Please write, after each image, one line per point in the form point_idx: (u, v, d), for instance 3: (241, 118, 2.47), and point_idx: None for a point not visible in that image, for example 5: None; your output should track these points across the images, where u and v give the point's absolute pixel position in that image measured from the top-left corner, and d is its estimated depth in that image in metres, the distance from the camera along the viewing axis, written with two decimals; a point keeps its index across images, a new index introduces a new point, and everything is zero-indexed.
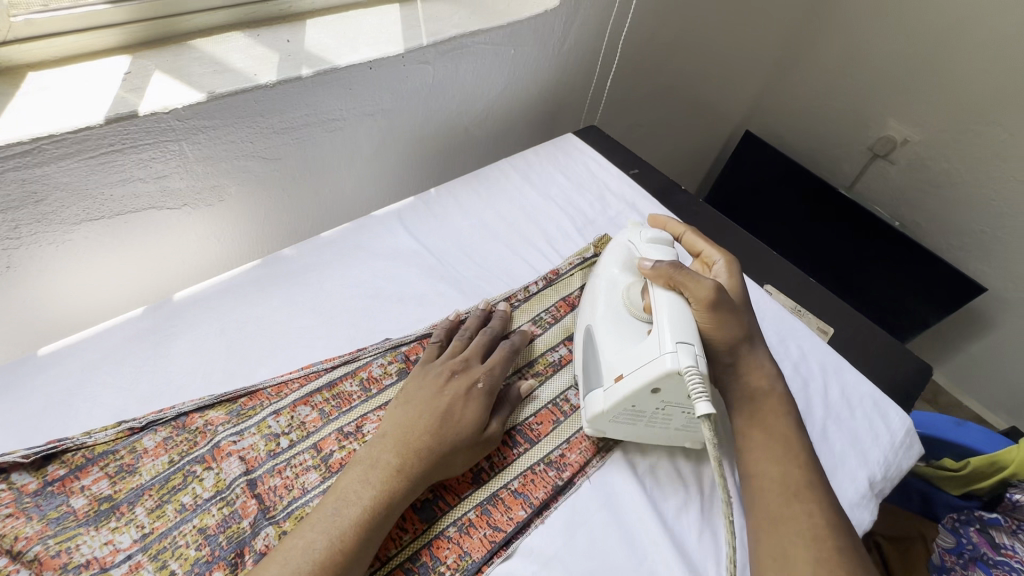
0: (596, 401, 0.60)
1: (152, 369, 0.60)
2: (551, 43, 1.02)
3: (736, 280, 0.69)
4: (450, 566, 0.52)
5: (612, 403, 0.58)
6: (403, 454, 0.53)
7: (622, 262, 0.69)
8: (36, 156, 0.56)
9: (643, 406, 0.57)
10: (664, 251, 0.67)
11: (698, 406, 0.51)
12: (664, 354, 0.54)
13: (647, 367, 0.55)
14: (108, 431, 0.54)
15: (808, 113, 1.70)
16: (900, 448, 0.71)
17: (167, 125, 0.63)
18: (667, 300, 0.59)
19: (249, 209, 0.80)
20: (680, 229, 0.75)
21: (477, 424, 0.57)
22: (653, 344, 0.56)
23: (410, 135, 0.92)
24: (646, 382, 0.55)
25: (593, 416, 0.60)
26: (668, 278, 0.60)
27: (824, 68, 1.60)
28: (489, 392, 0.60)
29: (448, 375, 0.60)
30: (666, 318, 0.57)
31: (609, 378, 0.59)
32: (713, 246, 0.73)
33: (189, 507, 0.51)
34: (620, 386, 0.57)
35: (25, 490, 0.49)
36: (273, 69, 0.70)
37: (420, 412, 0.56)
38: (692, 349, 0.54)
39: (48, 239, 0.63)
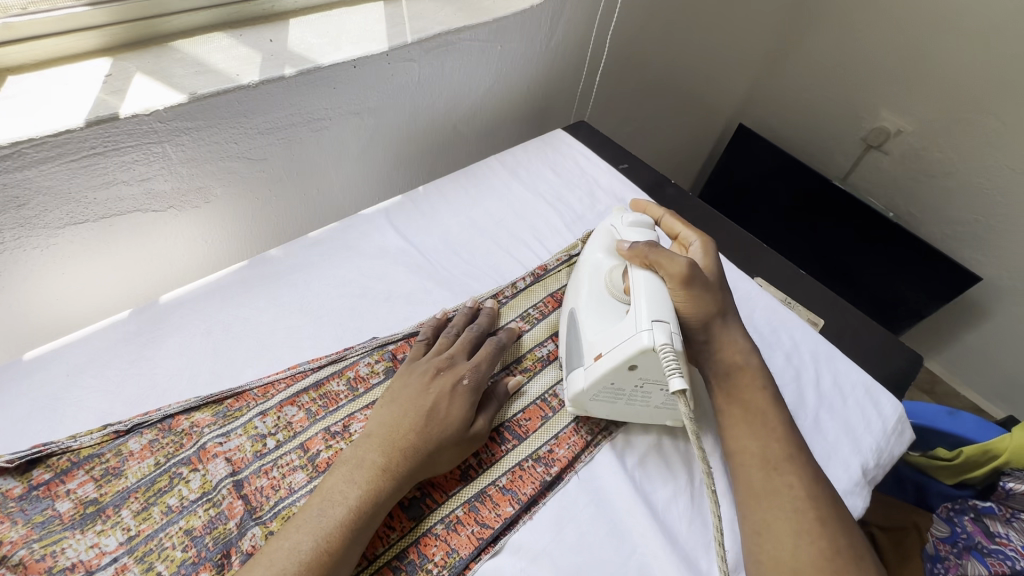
0: (578, 380, 0.60)
1: (139, 371, 0.60)
2: (538, 38, 1.02)
3: (712, 259, 0.70)
4: (437, 563, 0.52)
5: (591, 382, 0.58)
6: (391, 454, 0.53)
7: (606, 248, 0.69)
8: (17, 160, 0.56)
9: (622, 384, 0.58)
10: (645, 235, 0.68)
11: (670, 381, 0.50)
12: (640, 331, 0.54)
13: (624, 345, 0.55)
14: (93, 435, 0.54)
15: (800, 105, 1.70)
16: (892, 434, 0.71)
17: (150, 127, 0.63)
18: (644, 279, 0.60)
19: (236, 210, 0.80)
20: (658, 212, 0.77)
21: (462, 421, 0.57)
22: (631, 323, 0.56)
23: (398, 133, 0.92)
24: (623, 359, 0.55)
25: (574, 395, 0.60)
26: (645, 258, 0.62)
27: (816, 60, 1.60)
28: (474, 389, 0.60)
29: (433, 371, 0.60)
30: (643, 297, 0.57)
31: (589, 357, 0.59)
32: (690, 228, 0.74)
33: (175, 509, 0.51)
34: (599, 365, 0.57)
35: (10, 494, 0.49)
36: (256, 69, 0.69)
37: (407, 410, 0.56)
38: (668, 326, 0.54)
39: (32, 244, 0.63)
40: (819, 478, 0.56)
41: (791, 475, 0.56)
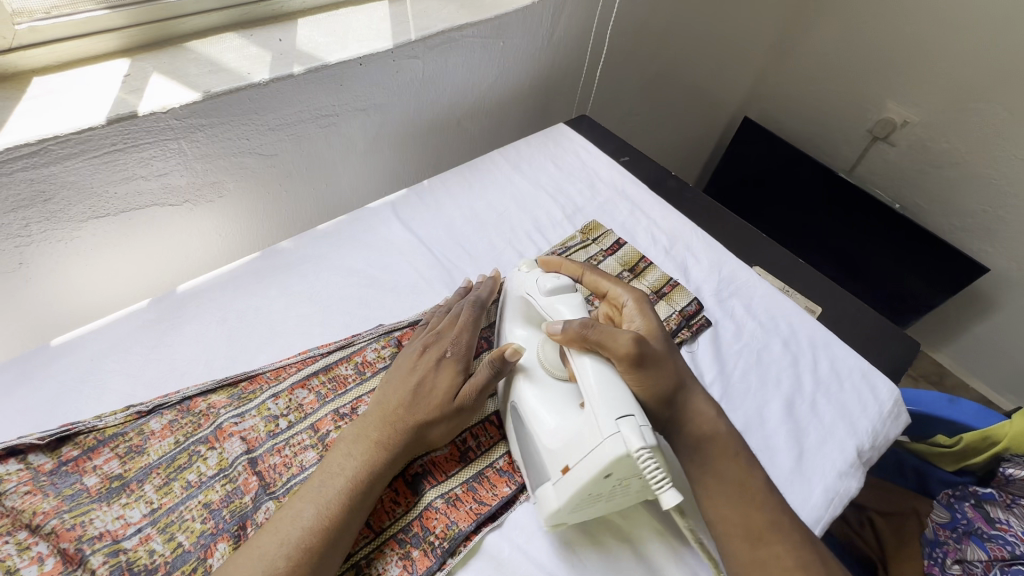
0: (549, 498, 0.53)
1: (158, 356, 0.64)
2: (540, 35, 1.04)
3: (650, 317, 0.64)
4: (438, 536, 0.54)
5: (565, 499, 0.51)
6: (384, 429, 0.56)
7: (523, 316, 0.68)
8: (43, 156, 0.59)
9: (599, 491, 0.52)
10: (567, 296, 0.64)
11: (664, 497, 0.46)
12: (607, 438, 0.49)
13: (593, 455, 0.49)
14: (117, 415, 0.57)
15: (805, 98, 1.70)
16: (888, 417, 0.72)
17: (166, 124, 0.66)
18: (591, 366, 0.55)
19: (247, 205, 0.83)
20: (579, 271, 0.71)
21: (448, 389, 0.58)
22: (593, 426, 0.51)
23: (403, 129, 0.95)
24: (597, 472, 0.49)
25: (550, 516, 0.53)
26: (582, 340, 0.56)
27: (819, 52, 1.60)
28: (459, 356, 0.62)
29: (420, 350, 0.62)
30: (597, 394, 0.52)
31: (555, 470, 0.53)
32: (616, 283, 0.69)
33: (195, 484, 0.54)
34: (570, 480, 0.51)
35: (41, 469, 0.52)
36: (266, 67, 0.72)
37: (396, 388, 0.59)
38: (635, 422, 0.49)
39: (58, 236, 0.66)
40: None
41: None
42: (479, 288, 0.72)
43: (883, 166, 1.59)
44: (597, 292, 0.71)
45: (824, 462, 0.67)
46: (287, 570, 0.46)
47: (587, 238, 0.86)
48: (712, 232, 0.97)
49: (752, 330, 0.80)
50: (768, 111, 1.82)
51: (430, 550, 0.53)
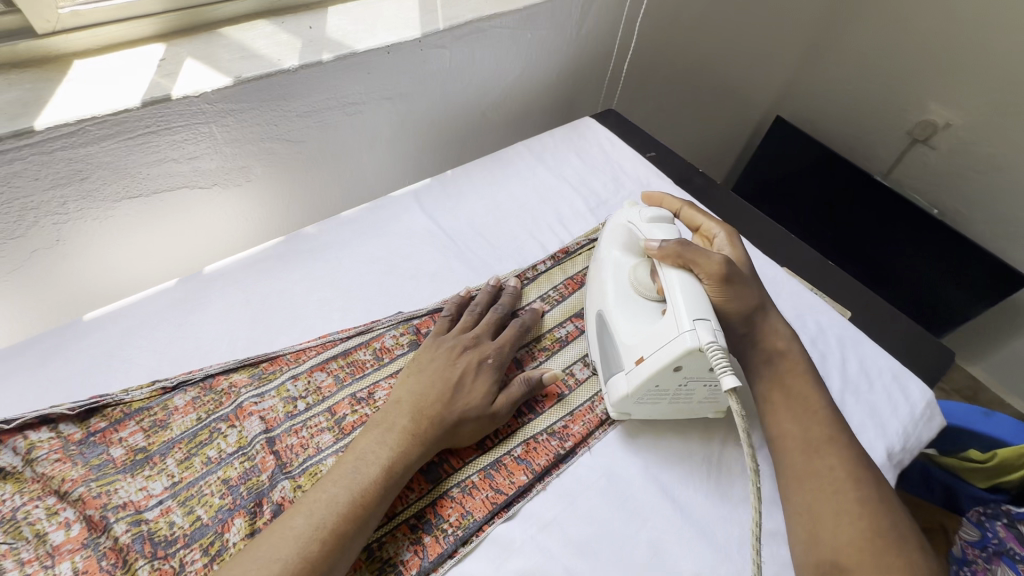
0: (620, 385, 0.60)
1: (184, 335, 0.65)
2: (567, 28, 1.03)
3: (739, 249, 0.71)
4: (452, 523, 0.55)
5: (634, 385, 0.59)
6: (420, 422, 0.56)
7: (623, 244, 0.70)
8: (81, 136, 0.61)
9: (667, 386, 0.59)
10: (666, 227, 0.66)
11: (725, 380, 0.52)
12: (682, 332, 0.55)
13: (667, 347, 0.56)
14: (143, 390, 0.59)
15: (840, 98, 1.65)
16: (921, 420, 0.70)
17: (198, 108, 0.67)
18: (678, 278, 0.60)
19: (274, 191, 0.84)
20: (677, 205, 0.77)
21: (485, 395, 0.60)
22: (670, 323, 0.57)
23: (428, 120, 0.95)
24: (669, 363, 0.56)
25: (617, 400, 0.61)
26: (678, 256, 0.61)
27: (857, 50, 1.55)
28: (498, 365, 0.63)
29: (459, 349, 0.63)
30: (679, 298, 0.58)
31: (630, 361, 0.60)
32: (711, 219, 0.75)
33: (215, 460, 0.56)
34: (642, 369, 0.58)
35: (71, 438, 0.54)
36: (296, 54, 0.73)
37: (433, 382, 0.59)
38: (710, 325, 0.55)
39: (92, 215, 0.68)
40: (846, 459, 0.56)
41: (826, 458, 0.56)
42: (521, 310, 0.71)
43: (921, 169, 1.53)
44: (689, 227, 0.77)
45: None
46: (320, 553, 0.46)
47: None
48: (739, 230, 0.94)
49: None
50: (800, 111, 1.77)
51: (442, 537, 0.54)
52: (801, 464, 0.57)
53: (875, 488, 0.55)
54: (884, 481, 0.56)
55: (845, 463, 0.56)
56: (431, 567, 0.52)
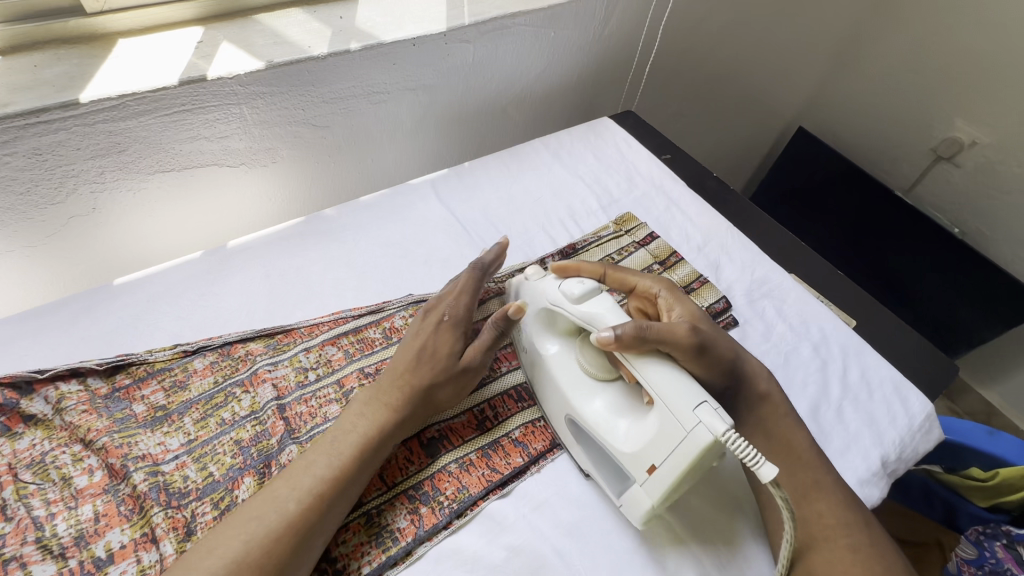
0: (640, 499, 0.53)
1: (206, 303, 0.69)
2: (591, 28, 1.04)
3: (688, 303, 0.67)
4: (448, 496, 0.57)
5: (658, 497, 0.52)
6: (394, 392, 0.58)
7: (555, 328, 0.65)
8: (122, 111, 0.65)
9: (689, 482, 0.52)
10: (598, 299, 0.60)
11: (762, 472, 0.44)
12: (690, 430, 0.49)
13: (680, 450, 0.50)
14: (166, 351, 0.62)
15: (864, 111, 1.63)
16: (919, 431, 0.70)
17: (231, 89, 0.70)
18: (652, 369, 0.54)
19: (297, 173, 0.88)
20: (602, 271, 0.70)
21: (450, 353, 0.60)
22: (670, 420, 0.51)
23: (448, 112, 0.98)
24: (689, 465, 0.49)
25: (644, 516, 0.54)
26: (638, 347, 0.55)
27: (884, 64, 1.53)
28: (458, 318, 0.63)
29: (422, 314, 0.64)
30: (665, 387, 0.52)
31: (640, 470, 0.53)
32: (643, 276, 0.70)
33: (228, 422, 0.59)
34: (660, 480, 0.51)
35: (97, 392, 0.58)
36: (326, 42, 0.76)
37: (402, 353, 0.61)
38: (712, 406, 0.49)
39: (127, 186, 0.72)
40: (826, 478, 0.59)
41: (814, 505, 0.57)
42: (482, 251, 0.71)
43: (944, 187, 1.51)
44: (622, 289, 0.71)
45: (846, 469, 0.66)
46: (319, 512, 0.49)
47: (620, 229, 0.87)
48: (750, 235, 0.95)
49: (782, 333, 0.79)
50: (824, 123, 1.76)
51: (438, 508, 0.56)
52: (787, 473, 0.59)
53: (854, 513, 0.56)
54: (870, 524, 0.57)
55: (831, 511, 0.56)
56: (426, 535, 0.54)
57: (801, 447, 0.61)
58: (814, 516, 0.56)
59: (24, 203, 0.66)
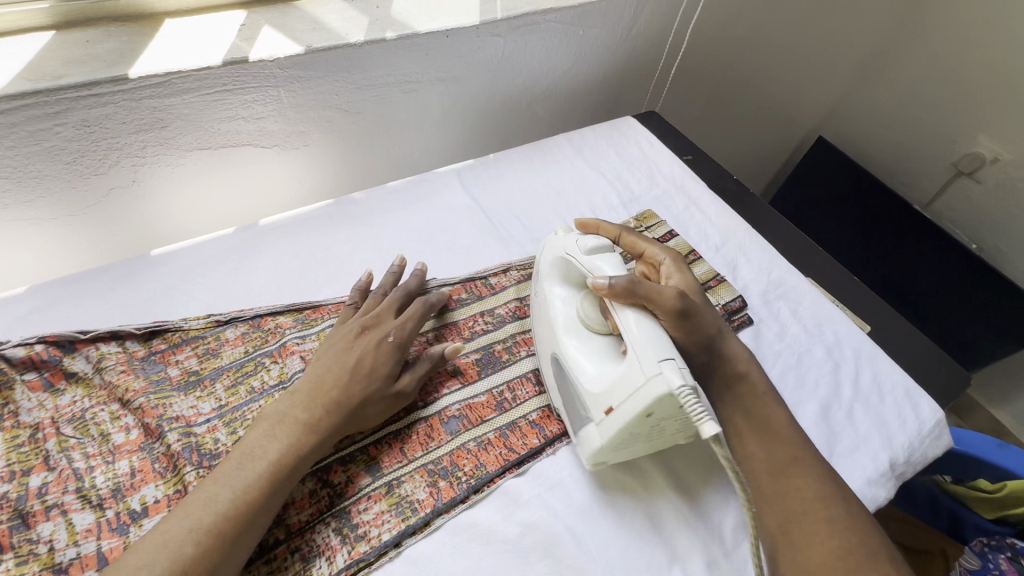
0: (593, 436, 0.57)
1: (238, 276, 0.71)
2: (619, 27, 1.06)
3: (687, 274, 0.70)
4: (466, 473, 0.59)
5: (608, 438, 0.55)
6: (316, 410, 0.55)
7: (563, 276, 0.68)
8: (167, 87, 0.67)
9: (640, 431, 0.55)
10: (609, 257, 0.63)
11: (704, 428, 0.46)
12: (649, 378, 0.51)
13: (636, 396, 0.52)
14: (200, 320, 0.65)
15: (884, 122, 1.63)
16: (928, 436, 0.71)
17: (271, 72, 0.73)
18: (635, 320, 0.56)
19: (327, 156, 0.90)
20: (616, 233, 0.75)
21: (387, 375, 0.59)
22: (634, 368, 0.53)
23: (476, 104, 1.00)
24: (640, 411, 0.52)
25: (593, 453, 0.57)
26: (628, 298, 0.58)
27: (908, 75, 1.53)
28: (399, 342, 0.62)
29: (358, 330, 0.62)
30: (641, 338, 0.54)
31: (598, 411, 0.56)
32: (652, 244, 0.74)
33: (258, 389, 0.61)
34: (613, 419, 0.54)
35: (135, 354, 0.61)
36: (363, 30, 0.78)
37: (332, 367, 0.58)
38: (676, 362, 0.51)
39: (166, 161, 0.75)
40: (830, 469, 0.60)
41: (795, 479, 0.58)
42: (411, 278, 0.70)
43: (965, 202, 1.50)
44: (632, 254, 0.75)
45: (855, 469, 0.67)
46: None
47: (640, 225, 0.88)
48: (766, 236, 0.96)
49: (796, 334, 0.80)
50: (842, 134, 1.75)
51: (456, 483, 0.58)
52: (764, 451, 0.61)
53: (861, 507, 0.57)
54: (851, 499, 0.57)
55: (810, 484, 0.58)
56: (444, 508, 0.56)
57: (779, 423, 0.63)
58: (792, 490, 0.57)
59: (71, 173, 0.68)
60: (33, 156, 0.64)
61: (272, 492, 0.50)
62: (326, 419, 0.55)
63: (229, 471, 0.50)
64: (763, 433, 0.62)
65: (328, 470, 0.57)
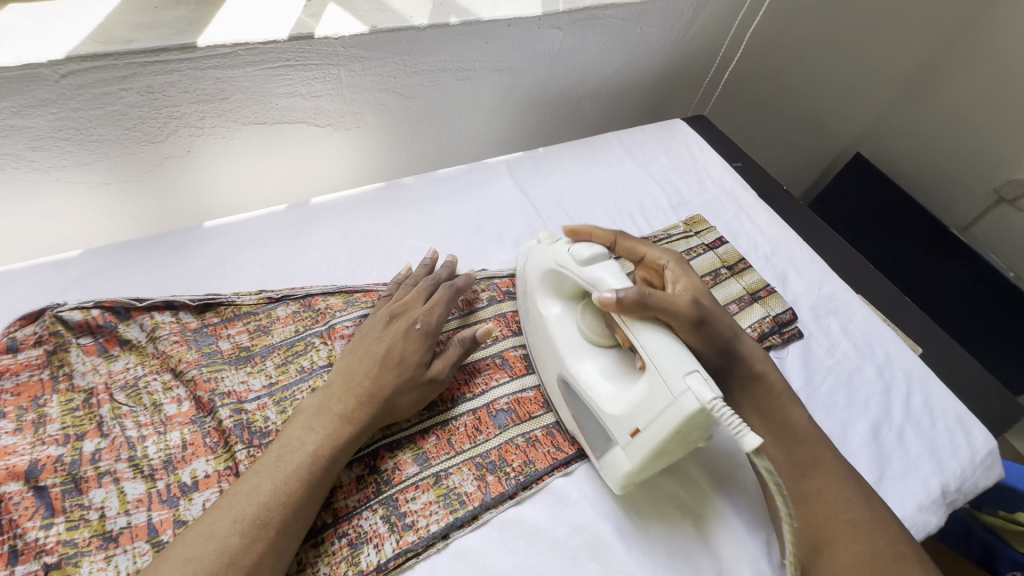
0: (620, 461, 0.53)
1: (290, 254, 0.71)
2: (676, 28, 1.05)
3: (693, 277, 0.65)
4: (515, 468, 0.58)
5: (639, 461, 0.52)
6: (348, 402, 0.54)
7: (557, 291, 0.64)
8: (232, 59, 0.66)
9: (669, 452, 0.52)
10: (604, 264, 0.59)
11: (745, 442, 0.45)
12: (677, 395, 0.48)
13: (665, 415, 0.49)
14: (252, 296, 0.64)
15: (947, 127, 1.41)
16: (981, 465, 0.69)
17: (334, 49, 0.72)
18: (649, 336, 0.53)
19: (377, 140, 0.89)
20: (609, 239, 0.69)
21: (417, 363, 0.58)
22: (660, 385, 0.50)
23: (528, 97, 0.99)
24: (671, 432, 0.49)
25: (620, 480, 0.54)
26: (637, 313, 0.53)
27: (987, 69, 1.30)
28: (428, 329, 0.61)
29: (386, 319, 0.61)
30: (659, 352, 0.51)
31: (623, 433, 0.53)
32: (651, 246, 0.69)
33: (307, 369, 0.61)
34: (641, 443, 0.51)
35: (187, 326, 0.61)
36: (426, 13, 0.77)
37: (361, 358, 0.57)
38: (702, 374, 0.48)
39: (221, 134, 0.74)
40: None
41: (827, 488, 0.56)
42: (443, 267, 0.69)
43: (1005, 231, 1.35)
44: (630, 258, 0.69)
45: (906, 493, 0.65)
46: None
47: (690, 229, 0.87)
48: (815, 250, 0.94)
49: (846, 351, 0.78)
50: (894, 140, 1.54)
51: (505, 479, 0.57)
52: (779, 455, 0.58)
53: None
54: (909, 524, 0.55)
55: (831, 485, 0.55)
56: (492, 503, 0.55)
57: (803, 431, 0.60)
58: (814, 493, 0.55)
59: (129, 138, 0.68)
60: (95, 120, 0.64)
61: (329, 466, 0.51)
62: (359, 410, 0.54)
63: (270, 462, 0.49)
64: (785, 441, 0.59)
65: (375, 455, 0.56)
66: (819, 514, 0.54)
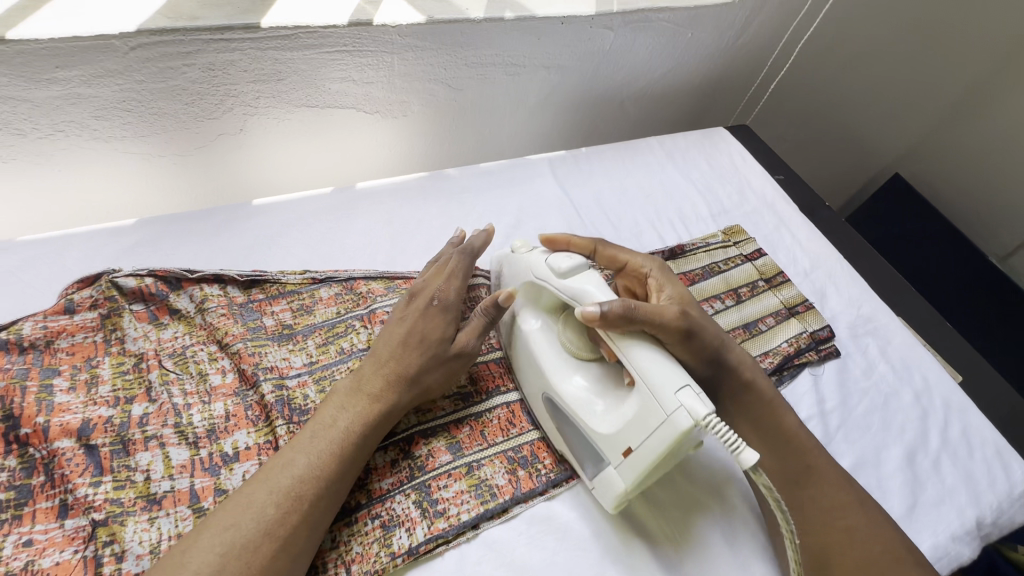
0: (613, 480, 0.53)
1: (334, 237, 0.72)
2: (726, 35, 1.04)
3: (678, 285, 0.62)
4: (546, 465, 0.59)
5: (634, 480, 0.51)
6: (377, 383, 0.54)
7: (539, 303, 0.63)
8: (293, 41, 0.67)
9: (662, 468, 0.51)
10: (586, 274, 0.58)
11: (743, 458, 0.43)
12: (668, 414, 0.47)
13: (658, 434, 0.48)
14: (297, 276, 0.65)
15: (1009, 142, 1.26)
16: (1018, 500, 0.68)
17: (390, 37, 0.72)
18: (635, 353, 0.51)
19: (422, 130, 0.90)
20: (589, 246, 0.66)
21: (439, 339, 0.57)
22: (650, 403, 0.48)
23: (572, 96, 0.99)
24: (666, 450, 0.47)
25: (617, 500, 0.53)
26: (623, 328, 0.51)
27: None
28: (446, 304, 0.60)
29: (408, 299, 0.61)
30: (648, 368, 0.49)
31: (617, 452, 0.52)
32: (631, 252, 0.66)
33: (347, 351, 0.61)
34: (634, 462, 0.50)
35: (234, 300, 0.62)
36: (482, 6, 0.77)
37: (388, 338, 0.57)
38: (693, 390, 0.47)
39: (273, 114, 0.76)
40: None
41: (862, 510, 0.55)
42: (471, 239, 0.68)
43: None
44: (612, 266, 0.66)
45: (940, 521, 0.64)
46: None
47: (728, 239, 0.86)
48: (856, 269, 0.93)
49: (883, 373, 0.76)
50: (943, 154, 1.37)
51: (535, 475, 0.57)
52: (779, 462, 0.56)
53: None
54: None
55: (832, 490, 0.54)
56: (523, 497, 0.55)
57: None
58: (809, 502, 0.54)
59: (186, 113, 0.69)
60: (157, 92, 0.65)
61: (363, 447, 0.51)
62: (389, 391, 0.54)
63: (304, 439, 0.49)
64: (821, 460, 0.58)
65: (409, 440, 0.57)
66: (830, 528, 0.52)
